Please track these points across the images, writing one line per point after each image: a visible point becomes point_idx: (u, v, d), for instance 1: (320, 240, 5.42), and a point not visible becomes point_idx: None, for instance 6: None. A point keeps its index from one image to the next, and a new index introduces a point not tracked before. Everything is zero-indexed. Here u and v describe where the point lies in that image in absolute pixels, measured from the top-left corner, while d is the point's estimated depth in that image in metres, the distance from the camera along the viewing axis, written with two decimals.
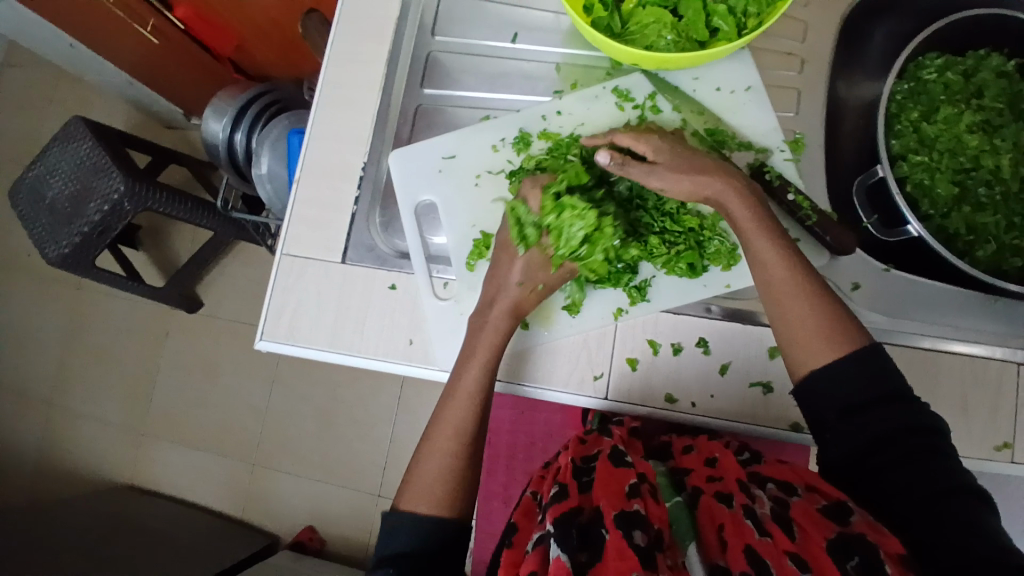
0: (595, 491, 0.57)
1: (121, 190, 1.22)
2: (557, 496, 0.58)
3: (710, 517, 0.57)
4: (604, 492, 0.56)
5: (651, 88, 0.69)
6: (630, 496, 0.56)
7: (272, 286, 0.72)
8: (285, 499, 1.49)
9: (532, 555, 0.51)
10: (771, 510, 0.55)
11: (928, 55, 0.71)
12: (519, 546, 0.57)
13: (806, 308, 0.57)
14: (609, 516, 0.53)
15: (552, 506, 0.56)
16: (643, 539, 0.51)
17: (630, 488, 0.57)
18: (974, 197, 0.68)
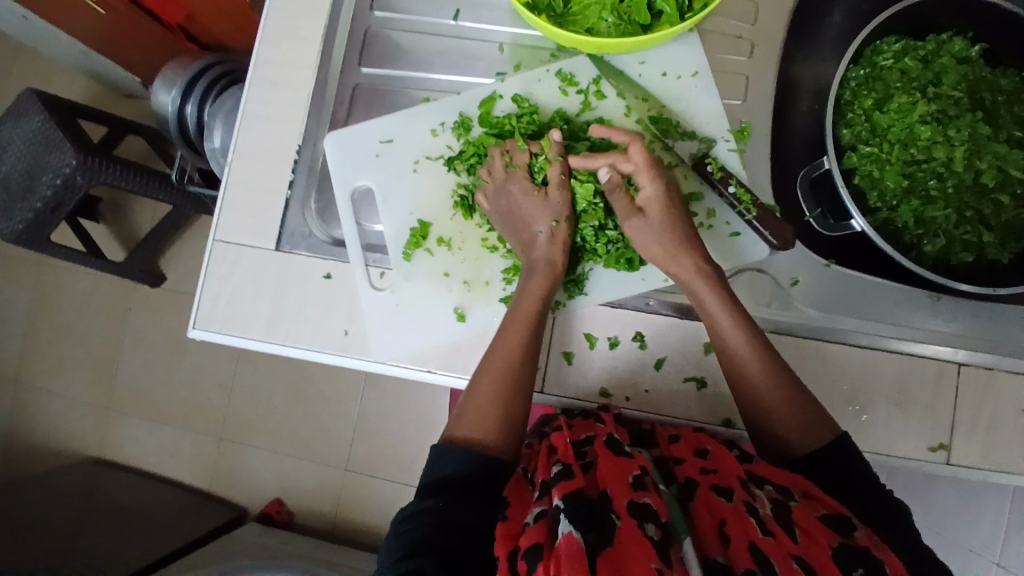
0: (601, 473, 0.52)
1: (73, 164, 1.18)
2: (562, 472, 0.52)
3: (706, 506, 0.51)
4: (611, 477, 0.51)
5: (595, 72, 0.66)
6: (636, 486, 0.50)
7: (205, 274, 0.70)
8: (254, 474, 1.49)
9: (536, 525, 0.46)
10: (772, 511, 0.50)
11: (887, 39, 0.68)
12: (514, 519, 0.49)
13: (780, 397, 0.56)
14: (620, 503, 0.48)
15: (559, 482, 0.50)
16: (657, 534, 0.46)
17: (635, 476, 0.52)
18: (924, 189, 0.65)
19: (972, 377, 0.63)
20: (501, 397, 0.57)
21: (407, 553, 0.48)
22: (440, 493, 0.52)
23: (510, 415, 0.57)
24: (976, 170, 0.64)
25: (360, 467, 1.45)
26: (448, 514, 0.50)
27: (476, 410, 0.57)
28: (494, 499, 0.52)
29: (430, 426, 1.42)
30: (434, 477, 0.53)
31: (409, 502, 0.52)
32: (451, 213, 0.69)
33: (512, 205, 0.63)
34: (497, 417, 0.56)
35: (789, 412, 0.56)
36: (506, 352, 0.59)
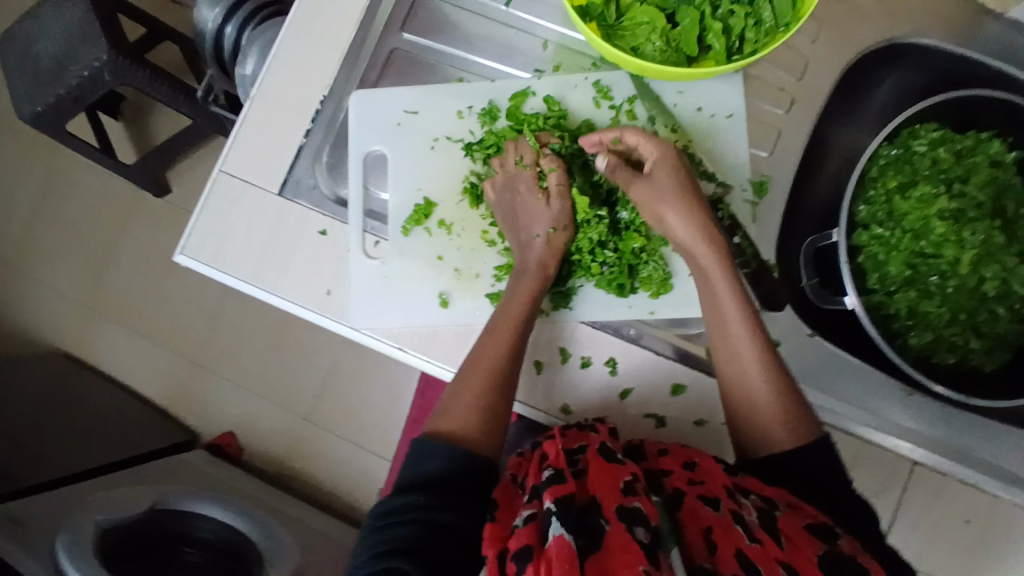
0: (591, 479, 0.49)
1: (103, 59, 1.17)
2: (553, 477, 0.49)
3: (691, 515, 0.49)
4: (600, 483, 0.48)
5: (632, 92, 0.66)
6: (626, 491, 0.48)
7: (203, 202, 0.69)
8: (216, 403, 1.50)
9: (525, 529, 0.45)
10: (760, 521, 0.49)
11: (926, 125, 0.66)
12: (502, 522, 0.47)
13: (767, 388, 0.56)
14: (609, 509, 0.46)
15: (551, 486, 0.48)
16: (647, 538, 0.44)
17: (626, 481, 0.49)
18: (924, 283, 0.65)
19: (922, 476, 0.65)
20: (486, 392, 0.55)
21: (392, 550, 0.47)
22: (421, 489, 0.49)
23: (493, 411, 0.55)
24: (981, 277, 0.63)
25: (320, 419, 1.45)
26: (430, 514, 0.48)
27: (457, 410, 0.54)
28: (477, 497, 0.50)
29: (397, 396, 1.44)
30: (415, 474, 0.51)
31: (389, 496, 0.50)
32: (458, 198, 0.68)
33: (518, 204, 0.63)
34: (481, 413, 0.54)
35: (778, 404, 0.56)
36: (492, 351, 0.57)
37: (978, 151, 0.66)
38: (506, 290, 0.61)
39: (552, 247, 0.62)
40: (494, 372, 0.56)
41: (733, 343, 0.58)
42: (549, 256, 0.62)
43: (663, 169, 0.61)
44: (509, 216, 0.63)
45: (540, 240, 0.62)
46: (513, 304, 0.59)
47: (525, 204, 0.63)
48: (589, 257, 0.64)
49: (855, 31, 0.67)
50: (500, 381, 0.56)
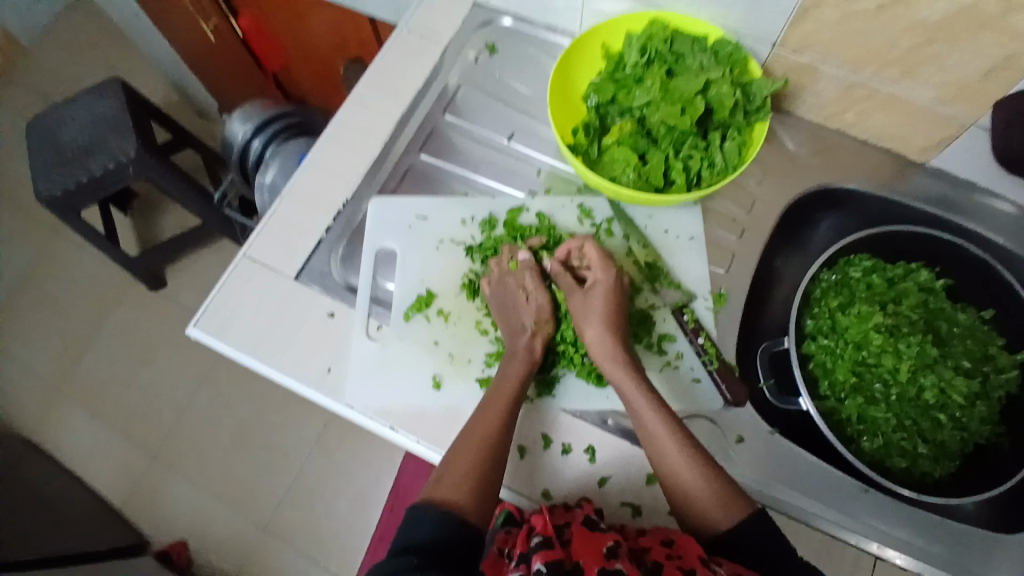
0: (576, 544, 0.54)
1: (131, 155, 1.28)
2: (542, 543, 0.55)
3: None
4: (585, 549, 0.54)
5: (610, 214, 0.79)
6: (608, 555, 0.54)
7: (223, 281, 0.76)
8: (171, 504, 1.43)
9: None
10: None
11: (860, 255, 0.80)
12: None
13: (696, 479, 0.60)
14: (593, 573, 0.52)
15: (540, 551, 0.54)
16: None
17: (609, 547, 0.54)
18: (870, 389, 0.73)
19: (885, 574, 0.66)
20: (482, 460, 0.60)
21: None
22: (413, 553, 0.53)
23: (487, 479, 0.59)
24: (920, 386, 0.72)
25: (279, 529, 1.39)
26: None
27: (454, 479, 0.59)
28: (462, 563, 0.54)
29: (363, 506, 1.40)
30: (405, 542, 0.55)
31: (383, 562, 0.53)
32: (457, 291, 0.76)
33: (512, 298, 0.71)
34: (475, 482, 0.58)
35: (709, 491, 0.60)
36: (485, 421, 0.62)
37: (910, 278, 0.79)
38: (498, 373, 0.67)
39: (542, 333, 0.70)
40: (486, 446, 0.60)
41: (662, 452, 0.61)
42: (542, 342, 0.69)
43: (601, 285, 0.69)
44: (510, 297, 0.71)
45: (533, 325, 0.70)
46: (505, 382, 0.65)
47: (520, 296, 0.71)
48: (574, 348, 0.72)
49: (793, 179, 0.82)
50: (492, 453, 0.60)
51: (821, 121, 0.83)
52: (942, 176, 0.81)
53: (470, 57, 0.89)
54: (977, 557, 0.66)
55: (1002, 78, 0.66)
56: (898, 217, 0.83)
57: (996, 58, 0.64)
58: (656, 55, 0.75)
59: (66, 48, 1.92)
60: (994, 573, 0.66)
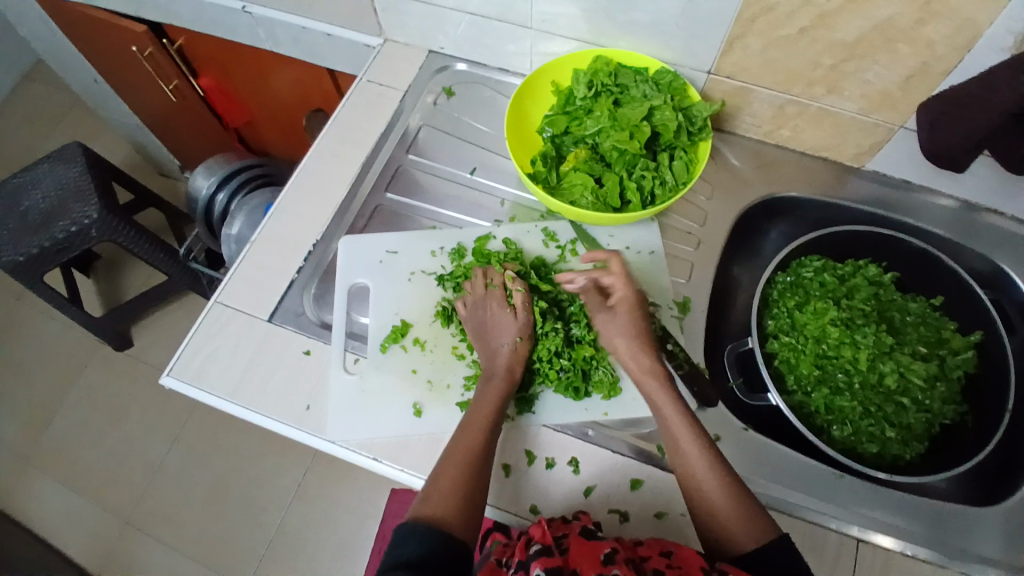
0: (575, 554, 0.55)
1: (93, 217, 1.27)
2: (541, 550, 0.55)
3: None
4: (583, 558, 0.54)
5: (573, 235, 0.83)
6: (605, 562, 0.54)
7: (196, 328, 0.77)
8: (145, 570, 1.35)
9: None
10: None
11: (810, 256, 0.85)
12: None
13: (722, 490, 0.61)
14: None
15: (540, 558, 0.54)
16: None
17: (606, 554, 0.55)
18: (834, 381, 0.76)
19: (869, 556, 0.67)
20: (466, 478, 0.60)
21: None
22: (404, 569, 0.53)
23: (470, 495, 0.60)
24: (880, 372, 0.75)
25: None
26: None
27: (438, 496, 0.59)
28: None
29: (348, 554, 1.35)
30: (398, 555, 0.54)
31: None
32: (431, 320, 0.78)
33: (487, 321, 0.73)
34: (459, 497, 0.59)
35: (733, 507, 0.60)
36: (471, 436, 0.63)
37: (860, 274, 0.84)
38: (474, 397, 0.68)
39: (516, 356, 0.71)
40: (470, 464, 0.61)
41: (687, 458, 0.63)
42: (518, 363, 0.70)
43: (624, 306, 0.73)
44: (487, 316, 0.73)
45: (509, 345, 0.71)
46: (485, 402, 0.66)
47: (495, 317, 0.73)
48: (551, 365, 0.73)
49: (740, 190, 0.88)
50: (477, 469, 0.61)
51: (761, 138, 0.90)
52: (879, 178, 0.88)
53: (429, 102, 0.93)
54: (954, 529, 0.69)
55: (921, 84, 0.72)
56: (842, 219, 0.90)
57: (913, 66, 0.70)
58: (602, 88, 0.80)
59: (23, 118, 1.92)
60: (970, 543, 0.68)
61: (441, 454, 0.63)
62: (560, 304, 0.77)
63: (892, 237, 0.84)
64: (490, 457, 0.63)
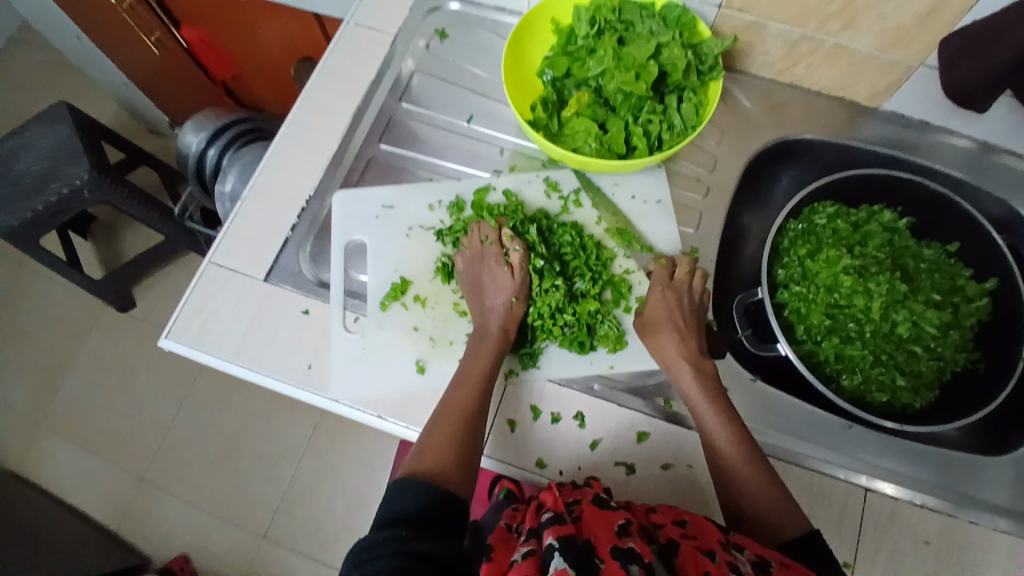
0: (588, 522, 0.54)
1: (84, 179, 1.23)
2: (553, 518, 0.54)
3: (691, 561, 0.52)
4: (597, 526, 0.53)
5: (576, 185, 0.79)
6: (620, 533, 0.53)
7: (192, 290, 0.75)
8: (164, 523, 1.40)
9: (525, 564, 0.50)
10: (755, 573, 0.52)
11: (823, 202, 0.81)
12: (499, 561, 0.55)
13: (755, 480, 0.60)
14: (604, 549, 0.51)
15: (551, 526, 0.53)
16: (641, 573, 0.48)
17: (620, 525, 0.54)
18: (845, 330, 0.75)
19: (877, 505, 0.67)
20: (457, 434, 0.60)
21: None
22: (406, 525, 0.51)
23: (462, 451, 0.59)
24: (893, 320, 0.73)
25: (279, 535, 1.37)
26: (415, 545, 0.49)
27: (429, 452, 0.59)
28: (453, 530, 0.53)
29: (361, 505, 1.39)
30: (393, 512, 0.53)
31: (370, 534, 0.51)
32: (431, 276, 0.76)
33: (482, 278, 0.72)
34: (451, 453, 0.59)
35: (763, 496, 0.59)
36: (463, 392, 0.63)
37: (874, 220, 0.80)
38: (468, 354, 0.67)
39: (511, 314, 0.69)
40: (462, 420, 0.61)
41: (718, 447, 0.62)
42: (513, 321, 0.69)
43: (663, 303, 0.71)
44: (482, 273, 0.72)
45: (504, 304, 0.70)
46: (477, 360, 0.65)
47: (491, 275, 0.71)
48: (553, 320, 0.71)
49: (750, 134, 0.83)
50: (468, 424, 0.61)
51: (773, 78, 0.85)
52: (895, 119, 0.83)
53: (421, 46, 0.88)
54: (962, 477, 0.69)
55: (939, 20, 0.66)
56: (857, 162, 0.86)
57: (932, 1, 0.65)
58: (606, 25, 0.75)
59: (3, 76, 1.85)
60: (978, 491, 0.68)
61: (433, 411, 0.63)
62: (561, 258, 0.74)
63: (909, 180, 0.80)
64: (483, 413, 0.63)
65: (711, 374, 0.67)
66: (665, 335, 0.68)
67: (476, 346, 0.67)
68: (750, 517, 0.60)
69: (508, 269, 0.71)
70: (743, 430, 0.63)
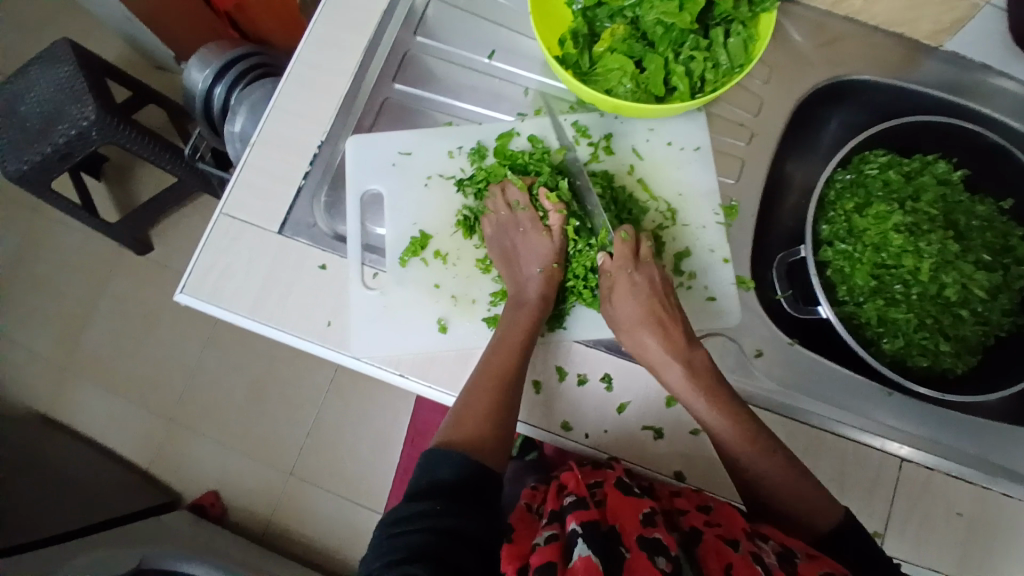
0: (613, 509, 0.56)
1: (91, 118, 1.18)
2: (576, 502, 0.57)
3: (714, 550, 0.54)
4: (622, 513, 0.56)
5: (608, 130, 0.73)
6: (646, 522, 0.55)
7: (205, 242, 0.72)
8: (196, 461, 1.45)
9: (548, 547, 0.52)
10: (779, 563, 0.54)
11: (874, 151, 0.74)
12: (521, 543, 0.55)
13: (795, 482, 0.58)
14: (630, 537, 0.53)
15: (574, 511, 0.55)
16: (668, 565, 0.51)
17: (646, 513, 0.56)
18: (890, 291, 0.70)
19: (912, 474, 0.65)
20: (494, 409, 0.58)
21: (404, 558, 0.48)
22: (439, 496, 0.52)
23: (503, 424, 0.58)
24: (941, 283, 0.69)
25: (306, 472, 1.42)
26: (449, 520, 0.50)
27: (469, 422, 0.57)
28: (485, 501, 0.53)
29: (385, 442, 1.43)
30: (431, 480, 0.54)
31: (401, 504, 0.52)
32: (452, 230, 0.72)
33: (516, 243, 0.68)
34: (490, 426, 0.57)
35: (799, 498, 0.58)
36: (501, 363, 0.60)
37: (927, 171, 0.73)
38: (503, 323, 0.64)
39: (548, 281, 0.66)
40: (498, 389, 0.59)
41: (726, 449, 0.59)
42: (552, 287, 0.66)
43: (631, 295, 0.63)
44: (524, 235, 0.68)
45: (541, 273, 0.66)
46: (512, 331, 0.62)
47: (526, 241, 0.68)
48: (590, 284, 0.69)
49: (801, 74, 0.75)
50: (507, 395, 0.59)
51: (829, 9, 0.75)
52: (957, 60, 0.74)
53: None
54: (998, 446, 0.67)
55: None
56: (913, 106, 0.78)
57: None
58: None
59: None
60: (1014, 462, 0.67)
61: (468, 382, 0.60)
62: (594, 214, 0.70)
63: (974, 130, 0.72)
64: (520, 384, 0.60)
65: (706, 370, 0.60)
66: (648, 331, 0.61)
67: (517, 312, 0.64)
68: (782, 506, 0.59)
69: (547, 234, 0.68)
70: (750, 426, 0.59)
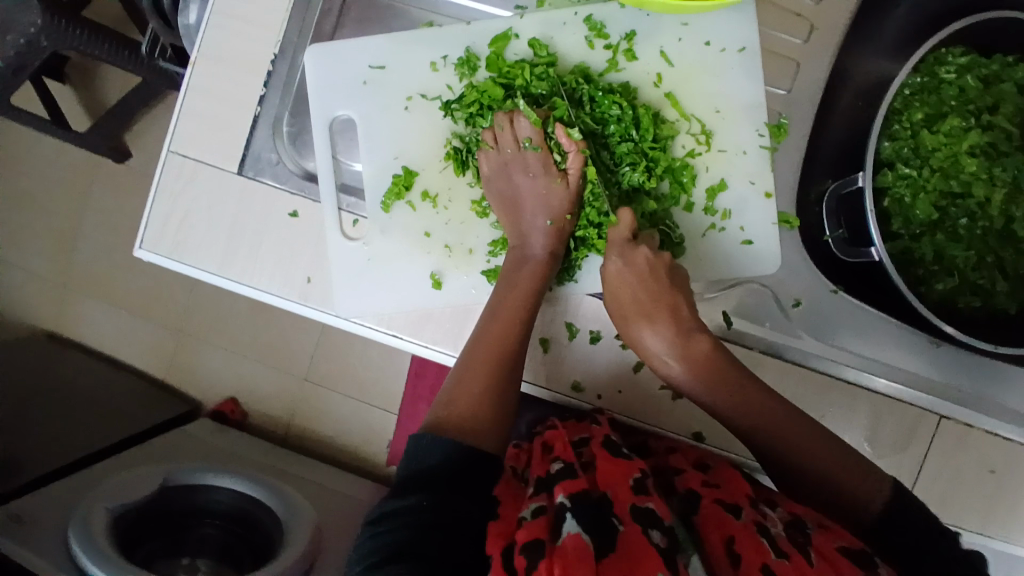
0: (603, 474, 0.52)
1: (37, 25, 0.98)
2: (563, 471, 0.52)
3: (714, 520, 0.50)
4: (612, 478, 0.51)
5: (629, 27, 0.58)
6: (637, 489, 0.50)
7: (156, 188, 0.62)
8: (210, 371, 1.46)
9: (535, 521, 0.47)
10: (787, 533, 0.49)
11: (954, 48, 0.60)
12: (507, 517, 0.50)
13: (820, 449, 0.53)
14: (622, 507, 0.48)
15: (562, 481, 0.50)
16: (663, 540, 0.45)
17: (636, 478, 0.51)
18: (952, 225, 0.60)
19: (949, 429, 0.60)
20: (486, 388, 0.53)
21: (387, 557, 0.44)
22: (425, 490, 0.47)
23: (501, 402, 0.54)
24: (1011, 217, 0.59)
25: (320, 378, 1.42)
26: (436, 512, 0.46)
27: (467, 405, 0.53)
28: (476, 485, 0.49)
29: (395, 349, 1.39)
30: (419, 468, 0.49)
31: (389, 498, 0.48)
32: (441, 165, 0.61)
33: (514, 187, 0.58)
34: (486, 408, 0.53)
35: (826, 464, 0.52)
36: (504, 338, 0.55)
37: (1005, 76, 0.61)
38: (501, 285, 0.57)
39: (555, 234, 0.58)
40: (494, 368, 0.54)
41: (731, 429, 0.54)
42: (557, 240, 0.58)
43: (629, 276, 0.55)
44: (526, 177, 0.58)
45: (546, 225, 0.58)
46: (516, 296, 0.56)
47: (528, 187, 0.58)
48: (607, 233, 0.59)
49: None
50: (507, 374, 0.54)
51: None
52: None
53: None
54: None
55: None
56: None
57: None
58: None
59: None
60: None
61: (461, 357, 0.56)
62: (606, 140, 0.58)
63: None
64: (520, 357, 0.55)
65: (706, 353, 0.54)
66: (645, 323, 0.55)
67: (518, 274, 0.56)
68: (808, 474, 0.53)
69: (562, 181, 0.58)
70: (763, 403, 0.54)
